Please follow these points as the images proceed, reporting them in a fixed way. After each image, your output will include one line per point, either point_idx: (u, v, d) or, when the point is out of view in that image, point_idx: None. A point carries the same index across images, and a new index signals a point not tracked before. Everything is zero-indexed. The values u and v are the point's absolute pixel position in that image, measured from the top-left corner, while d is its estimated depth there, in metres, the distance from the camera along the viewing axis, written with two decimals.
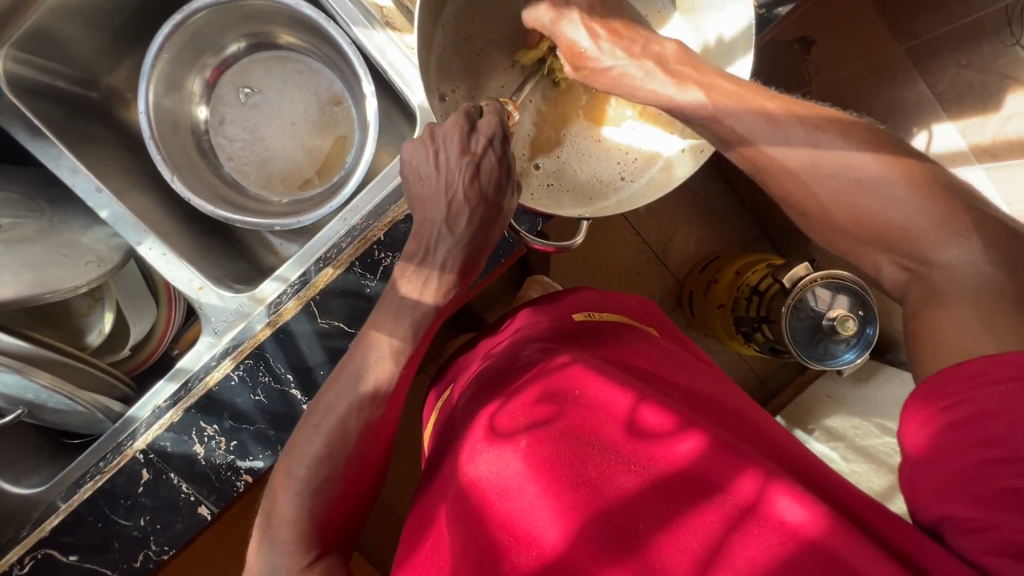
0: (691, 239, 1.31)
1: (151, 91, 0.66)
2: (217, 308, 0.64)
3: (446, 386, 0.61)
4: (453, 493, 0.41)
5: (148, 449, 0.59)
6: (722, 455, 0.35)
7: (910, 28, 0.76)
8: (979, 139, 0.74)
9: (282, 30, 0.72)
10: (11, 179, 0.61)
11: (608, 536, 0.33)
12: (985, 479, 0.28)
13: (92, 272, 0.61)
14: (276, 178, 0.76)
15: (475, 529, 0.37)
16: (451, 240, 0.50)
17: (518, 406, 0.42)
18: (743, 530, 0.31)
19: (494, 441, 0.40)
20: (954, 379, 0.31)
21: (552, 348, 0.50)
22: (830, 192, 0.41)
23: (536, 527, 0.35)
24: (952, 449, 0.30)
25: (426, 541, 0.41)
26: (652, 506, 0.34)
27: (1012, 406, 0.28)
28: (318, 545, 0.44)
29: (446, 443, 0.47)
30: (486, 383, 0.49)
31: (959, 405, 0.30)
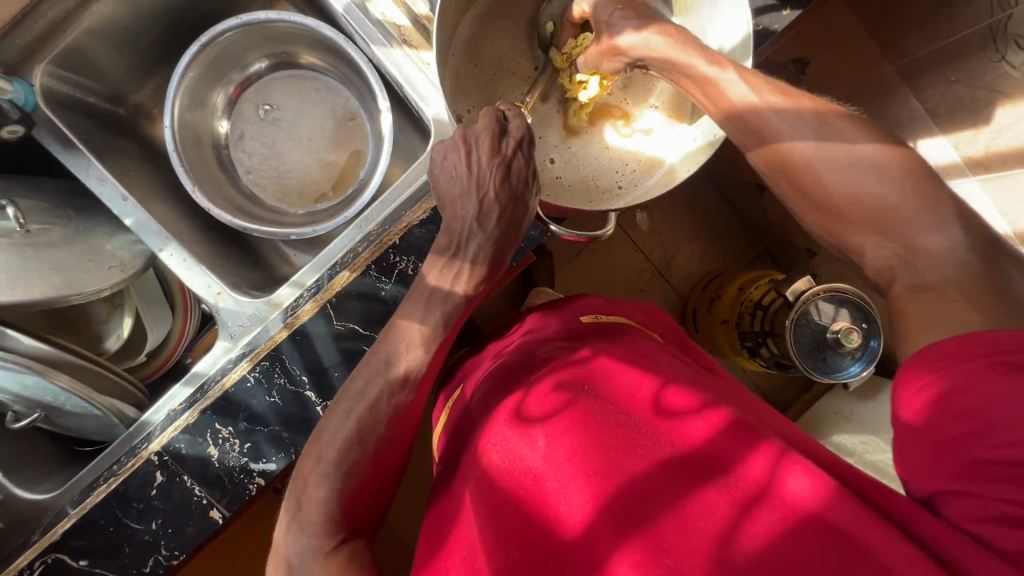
0: (694, 256, 1.33)
1: (177, 106, 0.69)
2: (233, 313, 0.65)
3: (455, 387, 0.62)
4: (470, 484, 0.42)
5: (163, 450, 0.60)
6: (732, 439, 0.36)
7: (901, 46, 0.79)
8: (973, 151, 0.76)
9: (303, 51, 0.76)
10: (40, 188, 0.64)
11: (621, 519, 0.34)
12: (965, 451, 0.32)
13: (115, 276, 0.63)
14: (292, 191, 0.79)
15: (491, 517, 0.38)
16: (482, 234, 0.51)
17: (538, 394, 0.43)
18: (757, 510, 0.32)
19: (514, 427, 0.41)
20: (922, 363, 0.35)
21: (563, 345, 0.52)
22: (843, 181, 0.41)
23: (554, 510, 0.36)
24: (932, 425, 0.33)
25: (447, 530, 0.42)
26: (664, 488, 0.35)
27: (985, 385, 0.32)
28: (344, 528, 0.45)
29: (461, 439, 0.49)
30: (500, 379, 0.51)
31: (938, 384, 0.33)
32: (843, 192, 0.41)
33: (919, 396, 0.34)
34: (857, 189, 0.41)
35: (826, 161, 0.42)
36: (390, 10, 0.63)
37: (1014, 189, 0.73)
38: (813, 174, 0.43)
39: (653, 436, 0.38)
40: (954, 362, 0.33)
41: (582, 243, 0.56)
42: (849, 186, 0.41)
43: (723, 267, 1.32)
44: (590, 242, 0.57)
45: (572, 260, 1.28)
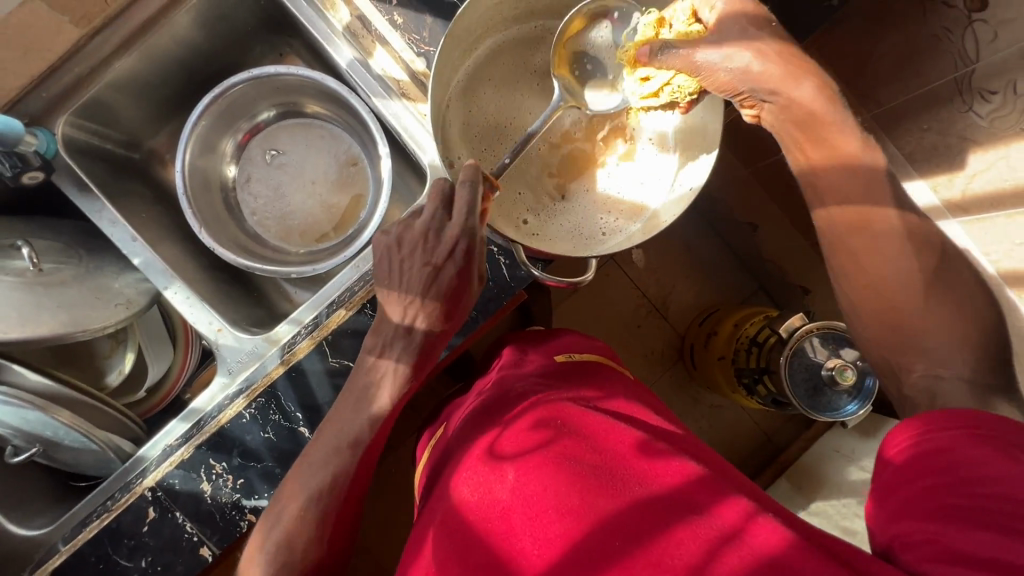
0: (690, 294, 1.35)
1: (187, 152, 0.73)
2: (232, 349, 0.67)
3: (436, 428, 0.63)
4: (439, 518, 0.42)
5: (157, 486, 0.60)
6: (703, 485, 0.37)
7: (875, 97, 0.83)
8: (950, 194, 0.79)
9: (310, 101, 0.81)
10: (55, 229, 0.67)
11: (591, 555, 0.34)
12: (937, 499, 0.35)
13: (120, 313, 0.65)
14: (295, 231, 0.82)
15: (460, 551, 0.38)
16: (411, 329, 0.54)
17: (514, 433, 0.44)
18: (723, 550, 0.33)
19: (489, 464, 0.42)
20: (912, 426, 0.39)
21: (539, 387, 0.53)
22: (904, 290, 0.43)
23: (522, 545, 0.37)
24: (909, 476, 0.37)
25: (414, 566, 0.41)
26: (634, 526, 0.35)
27: (959, 443, 0.36)
28: None
29: (435, 479, 0.49)
30: (474, 420, 0.52)
31: (921, 443, 0.37)
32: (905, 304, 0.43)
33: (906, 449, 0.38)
34: (915, 306, 0.43)
35: (901, 272, 0.44)
36: (391, 66, 0.67)
37: (990, 231, 0.76)
38: (877, 271, 0.45)
39: (625, 476, 0.39)
40: (942, 428, 0.37)
41: (564, 288, 0.59)
42: (911, 308, 0.43)
43: (718, 304, 1.34)
44: (572, 287, 0.60)
45: (569, 297, 1.31)
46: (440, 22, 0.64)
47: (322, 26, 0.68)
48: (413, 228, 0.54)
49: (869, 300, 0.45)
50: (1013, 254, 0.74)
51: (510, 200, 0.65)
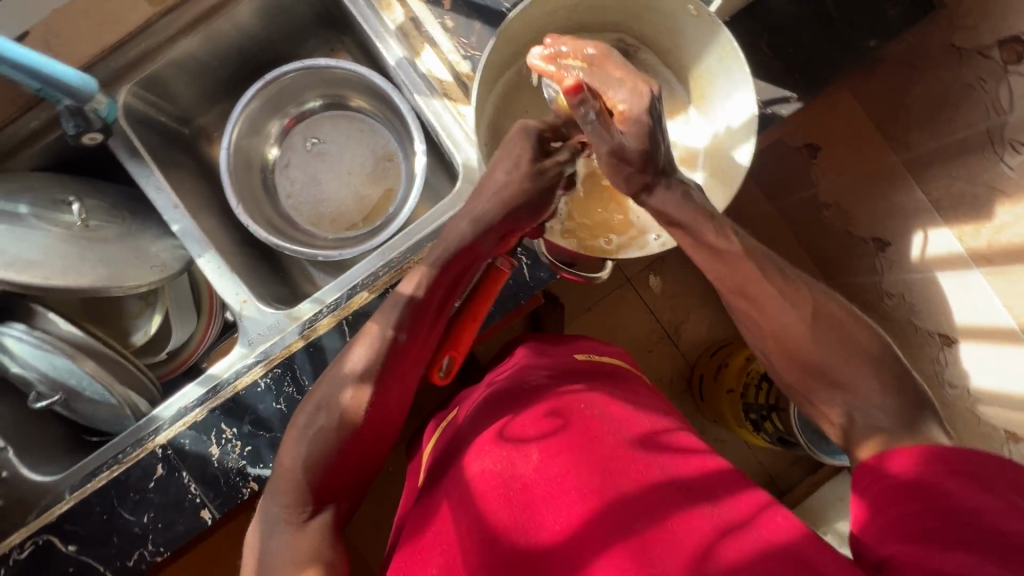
0: (703, 324, 1.35)
1: (235, 131, 0.77)
2: (255, 321, 0.69)
3: (450, 410, 0.65)
4: (454, 488, 0.45)
5: (168, 445, 0.62)
6: (719, 480, 0.42)
7: (906, 142, 0.83)
8: (975, 244, 0.78)
9: (355, 95, 0.84)
10: (103, 190, 0.70)
11: (610, 534, 0.38)
12: (915, 523, 0.38)
13: (153, 275, 0.67)
14: (326, 217, 0.85)
15: (485, 515, 0.41)
16: (498, 213, 0.54)
17: (529, 418, 0.47)
18: (731, 537, 0.37)
19: (506, 443, 0.45)
20: (884, 458, 0.42)
21: (561, 374, 0.56)
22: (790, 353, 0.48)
23: (541, 517, 0.41)
24: (885, 503, 0.40)
25: (422, 532, 0.44)
26: (651, 507, 0.40)
27: (930, 475, 0.39)
28: (314, 500, 0.46)
29: (451, 452, 0.51)
30: (492, 399, 0.54)
31: (891, 475, 0.41)
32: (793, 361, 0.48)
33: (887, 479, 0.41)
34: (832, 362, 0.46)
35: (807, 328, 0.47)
36: (436, 66, 0.70)
37: (1015, 284, 0.74)
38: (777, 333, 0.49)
39: (643, 462, 0.43)
40: (924, 462, 0.40)
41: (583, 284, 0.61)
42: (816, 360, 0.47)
43: (731, 337, 1.33)
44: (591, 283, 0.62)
45: (582, 313, 1.32)
46: (488, 29, 0.68)
47: (375, 23, 0.71)
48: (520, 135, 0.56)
49: (784, 351, 0.48)
50: None
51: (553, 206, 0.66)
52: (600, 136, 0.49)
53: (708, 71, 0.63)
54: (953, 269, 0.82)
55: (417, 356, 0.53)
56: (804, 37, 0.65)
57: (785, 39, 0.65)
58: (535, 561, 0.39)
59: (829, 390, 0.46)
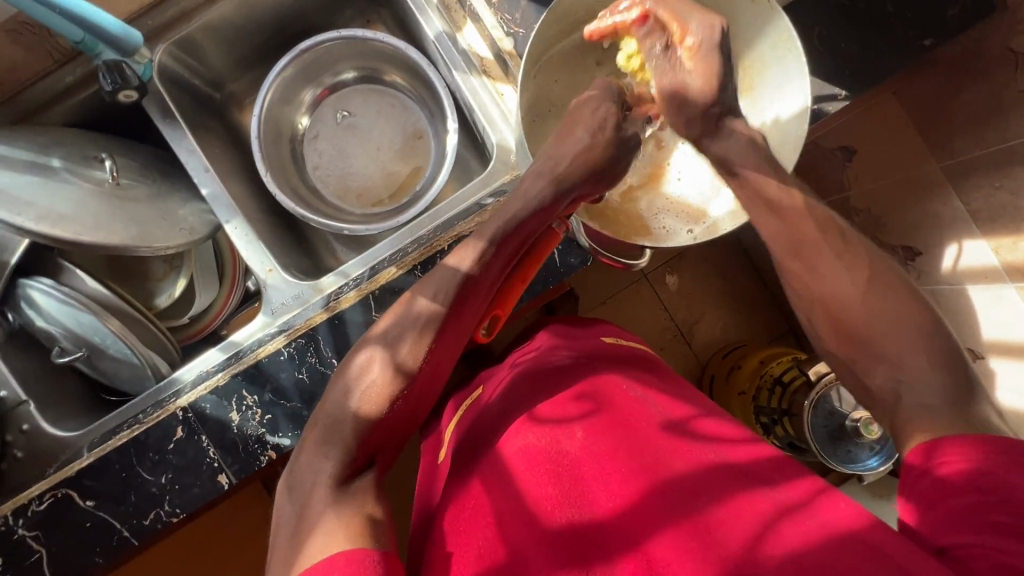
0: (718, 324, 1.33)
1: (268, 98, 0.77)
2: (279, 291, 0.69)
3: (474, 388, 0.67)
4: (501, 461, 0.48)
5: (189, 408, 0.62)
6: (771, 464, 0.44)
7: (949, 148, 0.81)
8: (1012, 257, 0.76)
9: (389, 69, 0.83)
10: (134, 149, 0.70)
11: (656, 507, 0.41)
12: (983, 514, 0.36)
13: (181, 237, 0.66)
14: (353, 192, 0.84)
15: (533, 486, 0.45)
16: (578, 173, 0.57)
17: (568, 400, 0.51)
18: (795, 516, 0.38)
19: (549, 422, 0.49)
20: (945, 443, 0.39)
21: (597, 359, 0.59)
22: (838, 317, 0.48)
23: (594, 494, 0.44)
24: (943, 493, 0.38)
25: (465, 501, 0.47)
26: (705, 487, 0.42)
27: (1001, 464, 0.37)
28: (360, 451, 0.45)
29: (489, 427, 0.54)
30: (530, 378, 0.56)
31: (956, 460, 0.38)
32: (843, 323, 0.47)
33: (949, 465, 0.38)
34: (881, 329, 0.45)
35: (858, 292, 0.47)
36: (476, 42, 0.69)
37: None
38: (828, 294, 0.48)
39: (691, 446, 0.46)
40: (980, 449, 0.38)
41: (618, 269, 0.62)
42: (870, 326, 0.46)
43: (746, 339, 1.32)
44: (625, 270, 0.62)
45: (598, 306, 1.31)
46: (535, 8, 0.65)
47: None
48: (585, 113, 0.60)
49: (831, 319, 0.48)
50: None
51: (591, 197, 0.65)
52: (669, 69, 0.57)
53: (763, 60, 0.60)
54: (987, 281, 0.81)
55: (464, 319, 0.52)
56: (856, 32, 0.63)
57: (836, 34, 0.64)
58: (591, 533, 0.42)
59: (879, 365, 0.45)
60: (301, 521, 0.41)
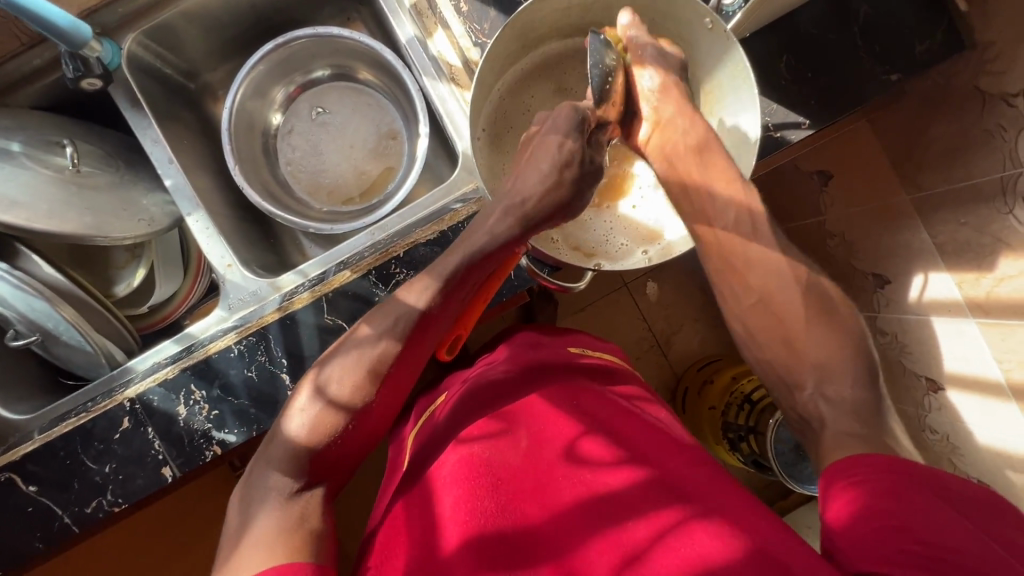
0: (695, 337, 1.33)
1: (240, 92, 0.76)
2: (237, 286, 0.69)
3: (438, 394, 0.68)
4: (449, 469, 0.50)
5: (137, 399, 0.62)
6: (707, 479, 0.46)
7: (917, 181, 0.82)
8: (974, 293, 0.76)
9: (364, 68, 0.83)
10: (100, 136, 0.70)
11: (591, 521, 0.44)
12: (882, 530, 0.37)
13: (140, 228, 0.66)
14: (323, 189, 0.84)
15: (463, 489, 0.47)
16: (546, 205, 0.57)
17: (524, 419, 0.54)
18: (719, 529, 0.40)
19: (503, 437, 0.53)
20: (854, 462, 0.42)
21: (553, 371, 0.60)
22: (768, 330, 0.53)
23: (536, 506, 0.47)
24: (859, 516, 0.39)
25: (416, 506, 0.49)
26: (639, 502, 0.44)
27: (901, 485, 0.39)
28: (307, 475, 0.46)
29: (440, 438, 0.56)
30: (492, 389, 0.58)
31: (865, 479, 0.41)
32: (769, 335, 0.53)
33: (859, 481, 0.41)
34: (803, 339, 0.51)
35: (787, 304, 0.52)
36: (447, 50, 0.69)
37: (1008, 338, 0.73)
38: (761, 305, 0.53)
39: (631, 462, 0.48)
40: (888, 475, 0.40)
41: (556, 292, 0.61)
42: (801, 338, 0.51)
43: (721, 354, 1.32)
44: (563, 292, 0.61)
45: (576, 313, 1.31)
46: (503, 16, 0.65)
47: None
48: (559, 117, 0.59)
49: (766, 329, 0.53)
50: None
51: None
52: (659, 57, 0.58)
53: (718, 83, 0.61)
54: (949, 315, 0.80)
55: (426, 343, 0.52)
56: (826, 62, 0.63)
57: (805, 63, 0.64)
58: (528, 541, 0.44)
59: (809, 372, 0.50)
60: (240, 536, 0.42)
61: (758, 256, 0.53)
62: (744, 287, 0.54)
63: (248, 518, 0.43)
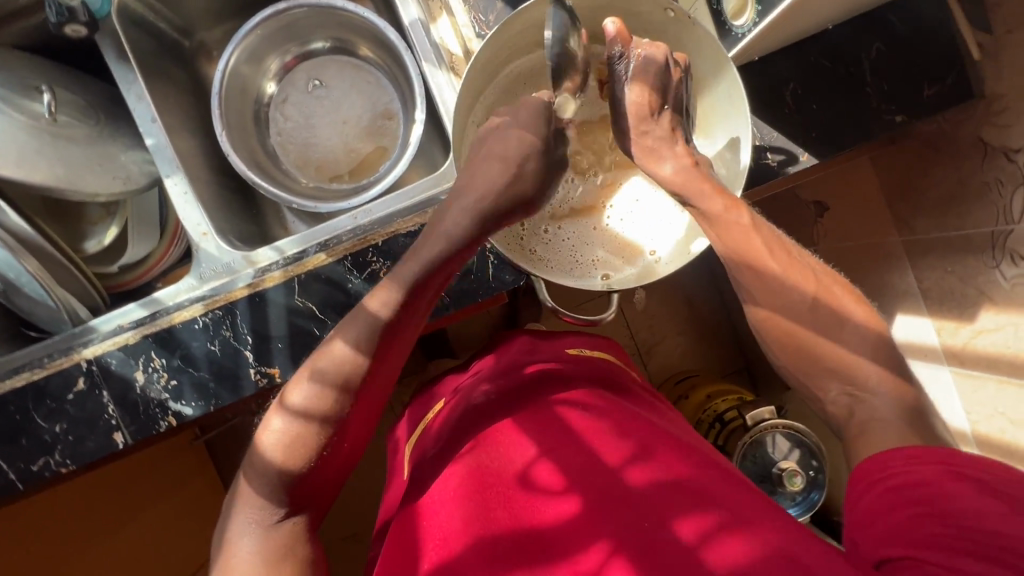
0: (675, 350, 1.33)
1: (234, 55, 0.74)
2: (211, 256, 0.68)
3: (433, 401, 0.68)
4: (452, 485, 0.49)
5: (94, 360, 0.61)
6: (713, 478, 0.44)
7: (911, 224, 0.81)
8: (951, 341, 0.77)
9: (365, 44, 0.81)
10: (82, 86, 0.67)
11: (598, 525, 0.42)
12: (920, 528, 0.36)
13: (116, 186, 0.65)
14: (313, 164, 0.82)
15: (455, 508, 0.47)
16: (497, 201, 0.53)
17: (522, 429, 0.53)
18: (729, 532, 0.38)
19: (505, 446, 0.51)
20: (885, 459, 0.40)
21: (543, 380, 0.59)
22: (786, 347, 0.48)
23: (540, 514, 0.45)
24: (888, 506, 0.38)
25: (422, 522, 0.48)
26: (647, 504, 0.43)
27: (941, 478, 0.37)
28: (290, 503, 0.44)
29: (443, 453, 0.56)
30: (495, 402, 0.58)
31: (897, 475, 0.39)
32: (792, 344, 0.48)
33: (891, 477, 0.39)
34: (825, 349, 0.47)
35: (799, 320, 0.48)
36: (450, 37, 0.67)
37: (978, 391, 0.74)
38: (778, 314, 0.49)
39: (636, 462, 0.46)
40: (928, 462, 0.38)
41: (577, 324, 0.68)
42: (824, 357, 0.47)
43: (700, 369, 1.32)
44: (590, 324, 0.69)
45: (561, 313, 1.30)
46: (509, 9, 0.63)
47: None
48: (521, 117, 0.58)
49: (782, 342, 0.48)
50: (991, 420, 0.73)
51: (534, 233, 0.66)
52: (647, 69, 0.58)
53: (714, 101, 0.62)
54: (925, 359, 0.81)
55: (397, 350, 0.50)
56: (833, 94, 0.62)
57: (812, 94, 0.62)
58: (534, 548, 0.43)
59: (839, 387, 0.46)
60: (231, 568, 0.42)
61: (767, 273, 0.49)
62: (767, 296, 0.49)
63: (232, 531, 0.43)
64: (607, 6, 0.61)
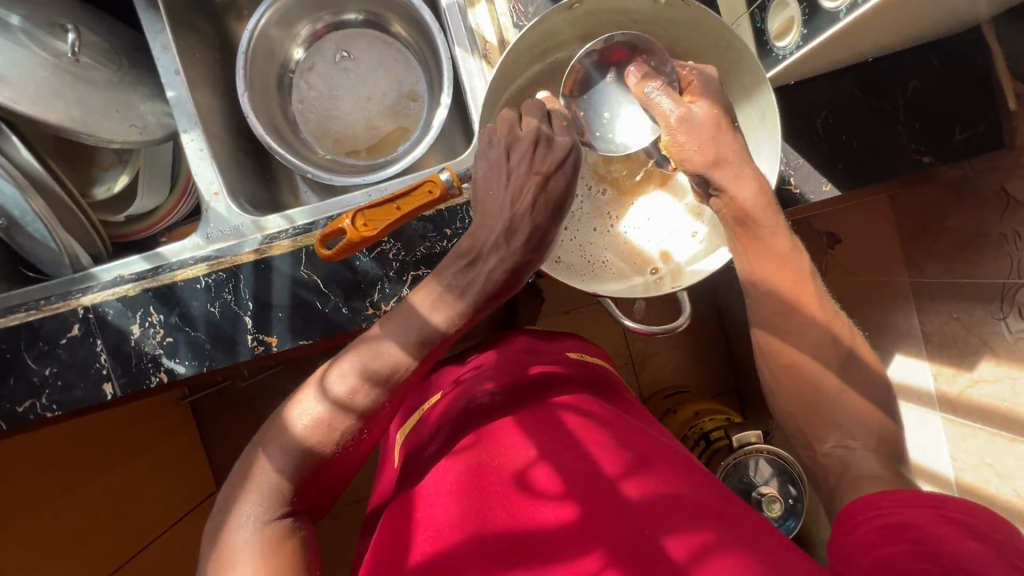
0: (669, 363, 1.33)
1: (265, 17, 0.73)
2: (220, 217, 0.67)
3: (431, 391, 0.68)
4: (448, 480, 0.49)
5: (91, 308, 0.60)
6: (709, 496, 0.44)
7: (921, 267, 0.79)
8: (948, 387, 0.77)
9: (398, 21, 0.80)
10: (108, 29, 0.66)
11: (596, 533, 0.42)
12: (907, 562, 0.35)
13: (132, 134, 0.64)
14: (331, 135, 0.81)
15: (452, 503, 0.47)
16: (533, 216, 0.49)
17: (522, 428, 0.52)
18: (727, 549, 0.38)
19: (504, 444, 0.51)
20: (877, 500, 0.40)
21: (545, 382, 0.59)
22: (795, 385, 0.48)
23: (535, 515, 0.44)
24: (876, 540, 0.38)
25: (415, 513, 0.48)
26: (645, 515, 0.42)
27: (930, 521, 0.37)
28: (294, 503, 0.44)
29: (439, 445, 0.56)
30: (495, 399, 0.58)
31: (888, 514, 0.39)
32: (798, 382, 0.48)
33: (882, 515, 0.39)
34: (829, 388, 0.47)
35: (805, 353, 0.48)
36: (485, 24, 0.66)
37: (968, 440, 0.75)
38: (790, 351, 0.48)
39: (635, 472, 0.46)
40: (913, 506, 0.38)
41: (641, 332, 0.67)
42: (829, 396, 0.47)
43: (692, 385, 1.33)
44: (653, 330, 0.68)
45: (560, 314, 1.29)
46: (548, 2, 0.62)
47: None
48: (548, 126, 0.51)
49: (791, 380, 0.48)
50: (977, 470, 0.74)
51: None
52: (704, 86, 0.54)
53: (746, 120, 0.61)
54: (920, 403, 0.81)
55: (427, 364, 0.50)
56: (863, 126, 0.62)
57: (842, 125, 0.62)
58: (530, 549, 0.42)
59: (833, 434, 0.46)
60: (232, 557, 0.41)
61: (772, 299, 0.49)
62: (776, 332, 0.49)
63: (233, 519, 0.43)
64: (648, 11, 0.60)
